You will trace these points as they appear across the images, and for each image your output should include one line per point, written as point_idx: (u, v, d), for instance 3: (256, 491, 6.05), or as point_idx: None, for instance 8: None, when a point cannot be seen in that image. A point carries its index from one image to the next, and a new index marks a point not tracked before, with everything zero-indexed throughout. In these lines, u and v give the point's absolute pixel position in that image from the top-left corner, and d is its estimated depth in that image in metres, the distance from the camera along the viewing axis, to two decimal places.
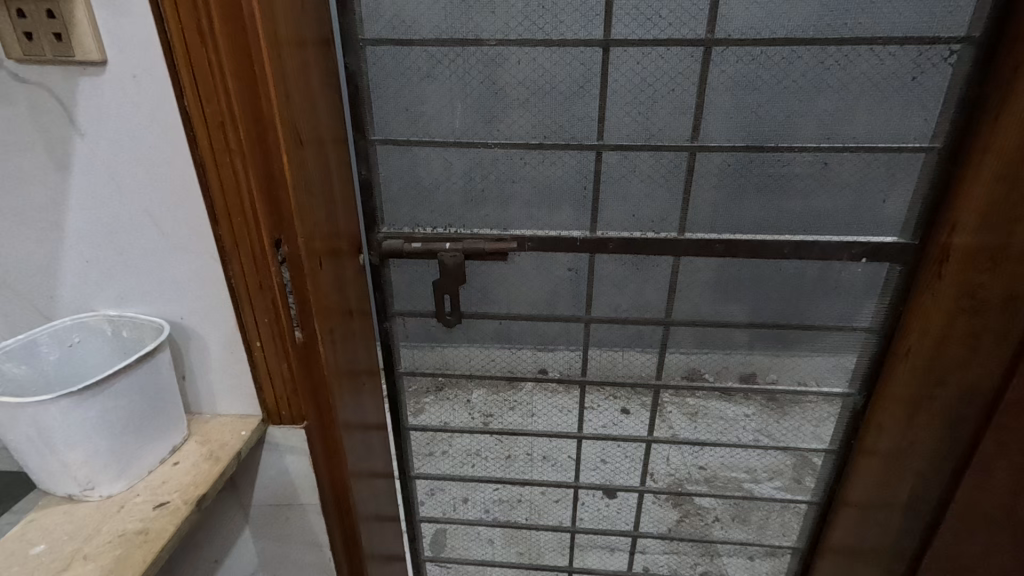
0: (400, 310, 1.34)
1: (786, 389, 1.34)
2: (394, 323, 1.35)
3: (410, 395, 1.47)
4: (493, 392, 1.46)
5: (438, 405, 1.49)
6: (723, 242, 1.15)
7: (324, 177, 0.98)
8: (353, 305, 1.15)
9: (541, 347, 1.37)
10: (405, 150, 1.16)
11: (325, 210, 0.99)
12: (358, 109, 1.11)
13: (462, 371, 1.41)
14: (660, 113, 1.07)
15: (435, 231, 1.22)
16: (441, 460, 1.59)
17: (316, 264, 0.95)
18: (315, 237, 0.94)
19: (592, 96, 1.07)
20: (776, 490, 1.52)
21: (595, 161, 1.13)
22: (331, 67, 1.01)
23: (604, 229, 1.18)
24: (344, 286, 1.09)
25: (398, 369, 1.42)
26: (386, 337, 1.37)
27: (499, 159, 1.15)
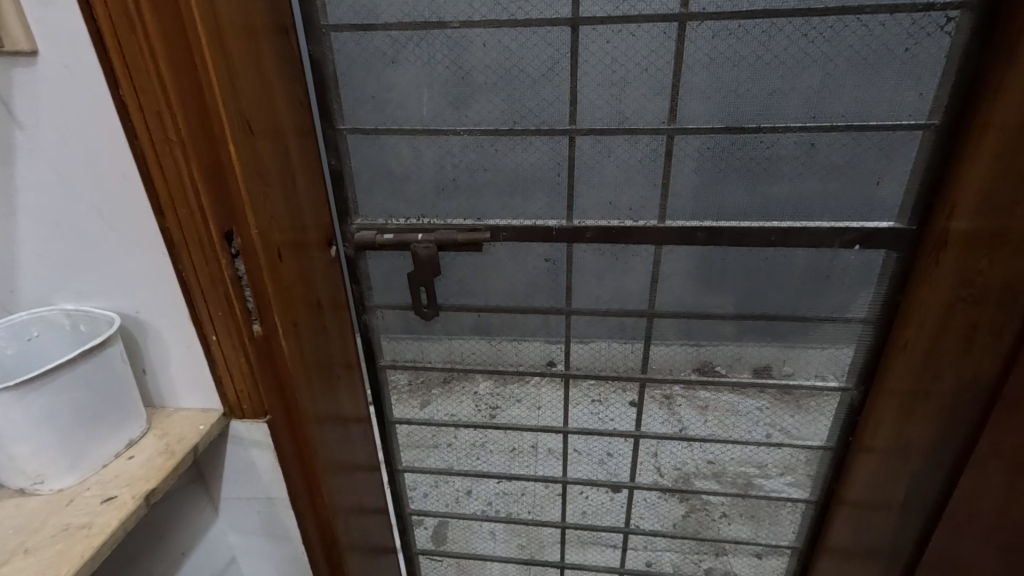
0: (379, 303, 1.32)
1: (802, 384, 1.28)
2: (373, 316, 1.34)
3: (393, 388, 1.47)
4: (476, 385, 1.44)
5: (421, 399, 1.48)
6: (703, 229, 1.10)
7: (285, 169, 0.97)
8: (323, 299, 1.13)
9: (521, 340, 1.34)
10: (374, 139, 1.13)
11: (288, 202, 0.98)
12: (324, 98, 1.09)
13: (445, 364, 1.40)
14: (634, 94, 1.02)
15: (408, 222, 1.20)
16: (428, 454, 1.59)
17: (277, 259, 0.94)
18: (274, 230, 0.93)
19: (562, 79, 1.03)
20: (787, 486, 1.45)
21: (567, 147, 1.08)
22: (292, 54, 0.99)
23: (580, 218, 1.14)
24: (312, 279, 1.08)
25: (379, 363, 1.42)
26: (365, 331, 1.36)
27: (469, 147, 1.11)
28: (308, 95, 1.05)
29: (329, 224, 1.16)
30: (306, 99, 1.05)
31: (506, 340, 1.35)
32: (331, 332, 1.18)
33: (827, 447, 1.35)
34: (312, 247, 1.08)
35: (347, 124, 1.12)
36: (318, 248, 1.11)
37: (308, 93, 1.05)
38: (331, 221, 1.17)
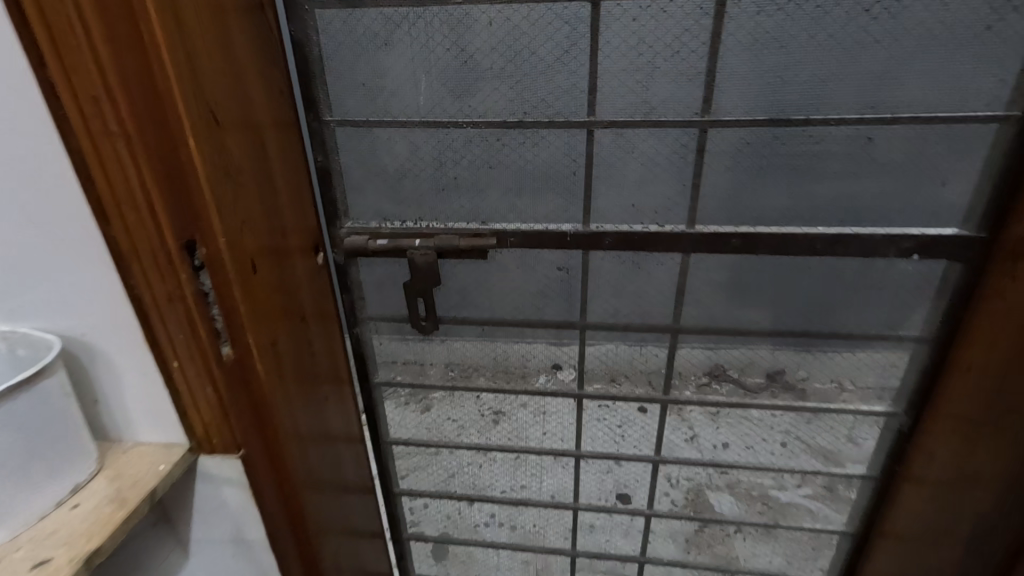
0: (371, 315, 1.20)
1: (839, 408, 1.16)
2: (366, 329, 1.22)
3: (389, 406, 1.35)
4: (478, 404, 1.31)
5: (419, 417, 1.36)
6: (738, 236, 0.96)
7: (261, 169, 0.84)
8: (308, 315, 1.01)
9: (528, 354, 1.20)
10: (365, 132, 1.00)
11: (265, 206, 0.86)
12: (308, 85, 0.96)
13: (445, 381, 1.28)
14: (663, 80, 0.88)
15: (404, 225, 1.07)
16: (426, 476, 1.46)
17: (250, 271, 0.81)
18: (247, 239, 0.80)
19: (579, 62, 0.89)
20: (804, 498, 1.31)
21: (585, 141, 0.95)
22: (270, 37, 0.87)
23: (597, 222, 1.01)
24: (294, 293, 0.96)
25: (373, 380, 1.30)
26: (357, 345, 1.24)
27: (473, 141, 0.97)
28: (290, 83, 0.93)
29: (316, 229, 1.04)
30: (288, 88, 0.92)
31: (512, 356, 1.21)
32: (317, 350, 1.06)
33: (867, 474, 1.22)
34: (295, 255, 0.96)
35: (335, 115, 0.99)
36: (302, 257, 0.99)
37: (290, 80, 0.93)
38: (318, 226, 1.05)
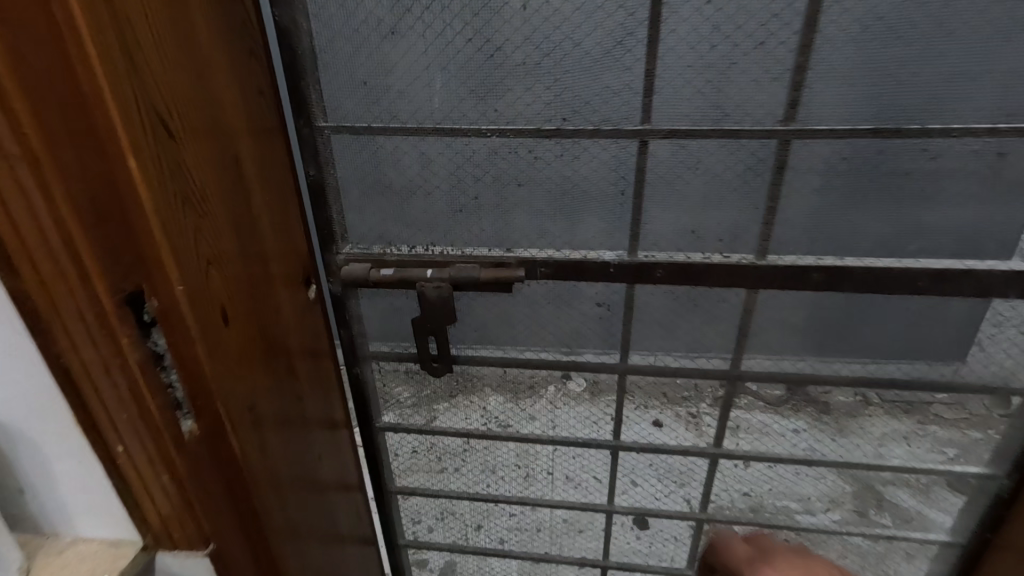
0: (373, 353, 1.03)
1: (923, 470, 0.99)
2: (367, 369, 1.04)
3: (393, 455, 1.16)
4: (495, 455, 1.12)
5: (429, 467, 1.16)
6: (821, 269, 0.79)
7: (236, 190, 0.67)
8: (296, 362, 0.84)
9: (557, 402, 1.03)
10: (365, 141, 0.82)
11: (240, 238, 0.68)
12: (297, 84, 0.78)
13: (458, 430, 1.09)
14: (740, 80, 0.70)
15: (412, 252, 0.89)
16: (436, 530, 1.26)
17: (220, 323, 0.64)
18: (216, 282, 0.63)
19: (635, 57, 0.71)
20: (837, 524, 1.09)
21: (637, 155, 0.77)
22: (247, 22, 0.69)
23: (647, 250, 0.84)
24: (278, 340, 0.79)
25: (377, 425, 1.11)
26: (357, 386, 1.06)
27: (499, 153, 0.80)
28: (274, 81, 0.75)
29: (307, 257, 0.86)
30: (272, 87, 0.75)
31: (539, 401, 1.03)
32: (307, 400, 0.89)
33: (951, 541, 1.05)
34: (279, 293, 0.79)
35: (329, 121, 0.81)
36: (289, 293, 0.81)
37: (274, 77, 0.75)
38: (310, 253, 0.87)
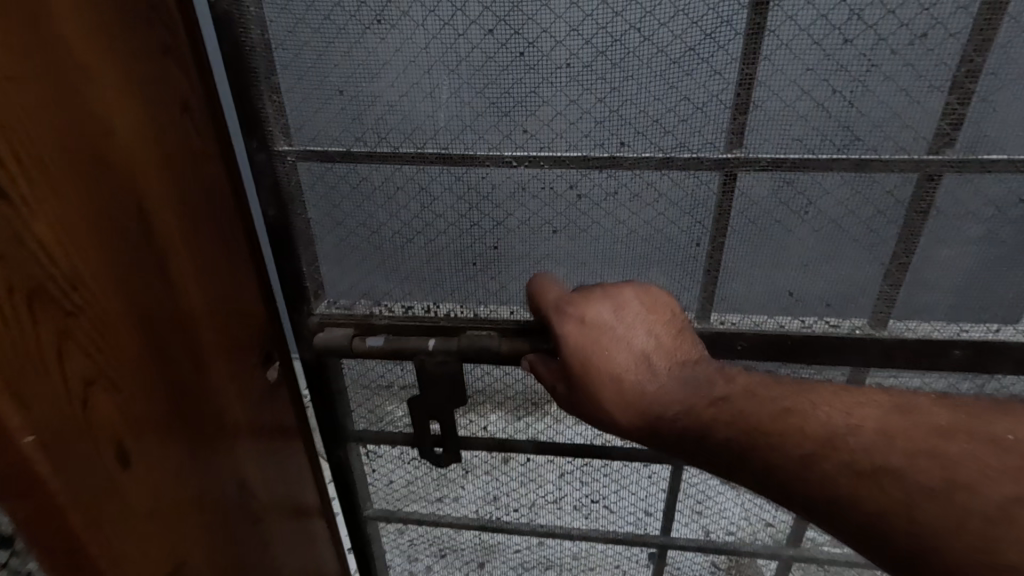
0: (359, 434, 0.80)
1: None
2: (353, 451, 0.83)
3: (384, 545, 0.95)
4: (513, 547, 0.93)
5: (431, 558, 0.96)
6: (965, 346, 0.58)
7: (135, 262, 0.45)
8: (248, 474, 0.62)
9: (594, 493, 0.84)
10: (343, 172, 0.60)
11: (150, 332, 0.46)
12: (245, 93, 0.55)
13: (467, 522, 0.88)
14: (883, 89, 0.48)
15: (408, 312, 0.67)
16: None
17: (115, 470, 0.42)
18: (102, 412, 0.41)
19: (728, 57, 0.49)
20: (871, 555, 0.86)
21: (719, 195, 0.56)
22: (160, 9, 0.47)
23: (724, 314, 0.62)
24: (220, 456, 0.56)
25: (366, 513, 0.89)
26: (341, 470, 0.84)
27: (527, 188, 0.58)
28: (213, 93, 0.53)
29: (262, 330, 0.64)
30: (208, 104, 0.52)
31: (571, 490, 0.84)
32: (266, 519, 0.67)
33: None
34: (221, 391, 0.56)
35: (293, 144, 0.59)
36: (236, 387, 0.59)
37: (214, 87, 0.53)
38: (267, 325, 0.65)
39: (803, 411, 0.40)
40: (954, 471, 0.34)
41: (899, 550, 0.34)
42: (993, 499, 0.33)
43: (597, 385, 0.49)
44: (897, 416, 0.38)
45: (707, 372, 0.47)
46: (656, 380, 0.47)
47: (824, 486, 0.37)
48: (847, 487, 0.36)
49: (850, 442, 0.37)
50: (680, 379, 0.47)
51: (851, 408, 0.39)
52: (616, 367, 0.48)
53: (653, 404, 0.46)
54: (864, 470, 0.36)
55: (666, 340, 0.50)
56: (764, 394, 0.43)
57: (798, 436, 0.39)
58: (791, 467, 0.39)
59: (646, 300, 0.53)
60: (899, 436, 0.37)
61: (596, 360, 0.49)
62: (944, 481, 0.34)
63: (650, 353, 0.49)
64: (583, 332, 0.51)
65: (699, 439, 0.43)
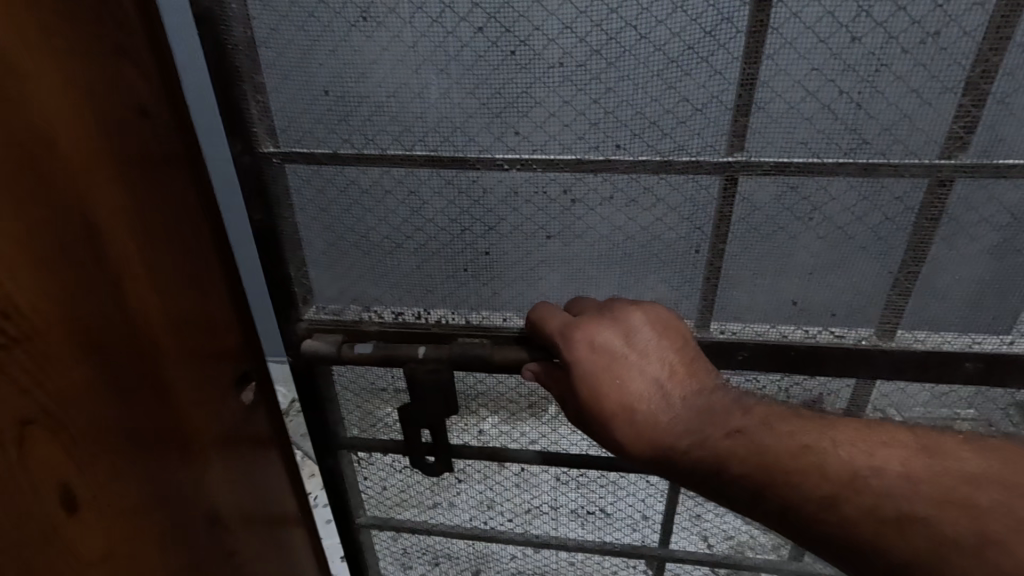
0: (350, 442, 0.79)
1: None
2: (344, 458, 0.81)
3: (378, 554, 0.93)
4: (507, 558, 0.91)
5: (424, 566, 0.94)
6: (976, 357, 0.56)
7: (93, 300, 0.44)
8: (221, 496, 0.61)
9: (590, 502, 0.82)
10: (330, 175, 0.58)
11: (110, 369, 0.46)
12: (229, 94, 0.53)
13: (460, 531, 0.86)
14: (893, 90, 0.46)
15: (399, 318, 0.65)
16: None
17: (58, 512, 0.43)
18: (46, 447, 0.42)
19: (728, 56, 0.47)
20: None
21: (719, 201, 0.53)
22: (117, 18, 0.46)
23: (724, 323, 0.60)
24: (194, 480, 0.56)
25: (358, 521, 0.88)
26: (333, 477, 0.82)
27: (520, 192, 0.55)
28: (180, 103, 0.52)
29: (244, 351, 0.63)
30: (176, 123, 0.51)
31: (567, 500, 0.82)
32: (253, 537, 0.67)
33: None
34: (195, 418, 0.56)
35: (278, 146, 0.57)
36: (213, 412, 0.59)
37: (181, 97, 0.52)
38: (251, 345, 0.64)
39: (822, 450, 0.41)
40: (983, 524, 0.35)
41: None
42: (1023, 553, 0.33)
43: (610, 415, 0.49)
44: (922, 459, 0.39)
45: (722, 402, 0.47)
46: (672, 411, 0.47)
47: (846, 529, 0.38)
48: (869, 531, 0.38)
49: (873, 484, 0.38)
50: (695, 410, 0.47)
51: (873, 448, 0.40)
52: (630, 398, 0.48)
53: (667, 434, 0.46)
54: (887, 516, 0.37)
55: (681, 371, 0.50)
56: (785, 429, 0.43)
57: (818, 476, 0.40)
58: (812, 508, 0.40)
59: (660, 330, 0.52)
60: (925, 481, 0.38)
61: (609, 391, 0.49)
62: (973, 534, 0.35)
63: (665, 384, 0.49)
64: (596, 352, 0.51)
65: (716, 472, 0.43)
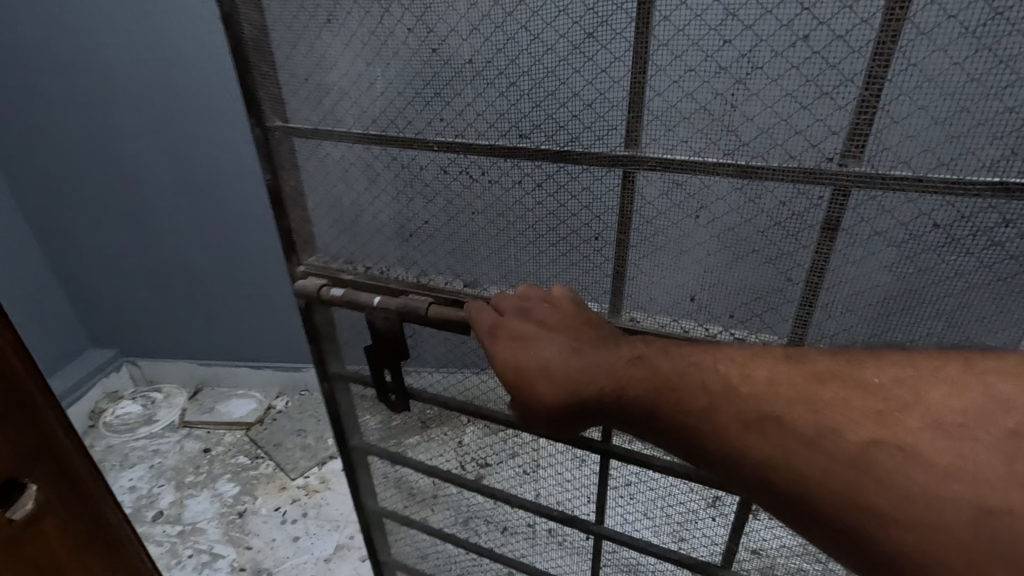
0: (342, 373, 0.95)
1: None
2: (340, 386, 0.97)
3: (372, 474, 1.08)
4: (473, 499, 1.01)
5: (408, 493, 1.07)
6: None
7: None
8: None
9: (534, 467, 0.89)
10: (315, 147, 0.72)
11: None
12: (245, 78, 0.69)
13: (429, 469, 0.97)
14: (766, 92, 0.47)
15: (368, 272, 0.77)
16: (421, 555, 1.17)
17: None
18: None
19: (610, 55, 0.51)
20: None
21: (620, 194, 0.57)
22: None
23: (633, 312, 0.63)
24: None
25: (353, 442, 1.03)
26: (332, 399, 0.98)
27: (446, 171, 0.65)
28: None
29: None
30: None
31: (515, 459, 0.89)
32: None
33: None
34: None
35: (284, 123, 0.71)
36: None
37: None
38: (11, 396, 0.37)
39: (704, 364, 0.39)
40: (827, 416, 0.32)
41: (779, 493, 0.33)
42: (854, 441, 0.30)
43: (531, 377, 0.50)
44: (785, 367, 0.36)
45: (629, 342, 0.46)
46: (581, 358, 0.48)
47: (719, 441, 0.36)
48: (739, 438, 0.35)
49: (743, 391, 0.36)
50: (599, 351, 0.48)
51: (748, 361, 0.38)
52: (544, 359, 0.50)
53: (576, 381, 0.47)
54: (750, 420, 0.34)
55: (590, 328, 0.52)
56: (679, 353, 0.42)
57: (702, 391, 0.38)
58: (693, 428, 0.37)
59: (569, 310, 0.55)
60: (785, 384, 0.35)
61: (530, 357, 0.51)
62: (818, 427, 0.32)
63: (574, 340, 0.50)
64: (514, 338, 0.54)
65: (617, 398, 0.43)
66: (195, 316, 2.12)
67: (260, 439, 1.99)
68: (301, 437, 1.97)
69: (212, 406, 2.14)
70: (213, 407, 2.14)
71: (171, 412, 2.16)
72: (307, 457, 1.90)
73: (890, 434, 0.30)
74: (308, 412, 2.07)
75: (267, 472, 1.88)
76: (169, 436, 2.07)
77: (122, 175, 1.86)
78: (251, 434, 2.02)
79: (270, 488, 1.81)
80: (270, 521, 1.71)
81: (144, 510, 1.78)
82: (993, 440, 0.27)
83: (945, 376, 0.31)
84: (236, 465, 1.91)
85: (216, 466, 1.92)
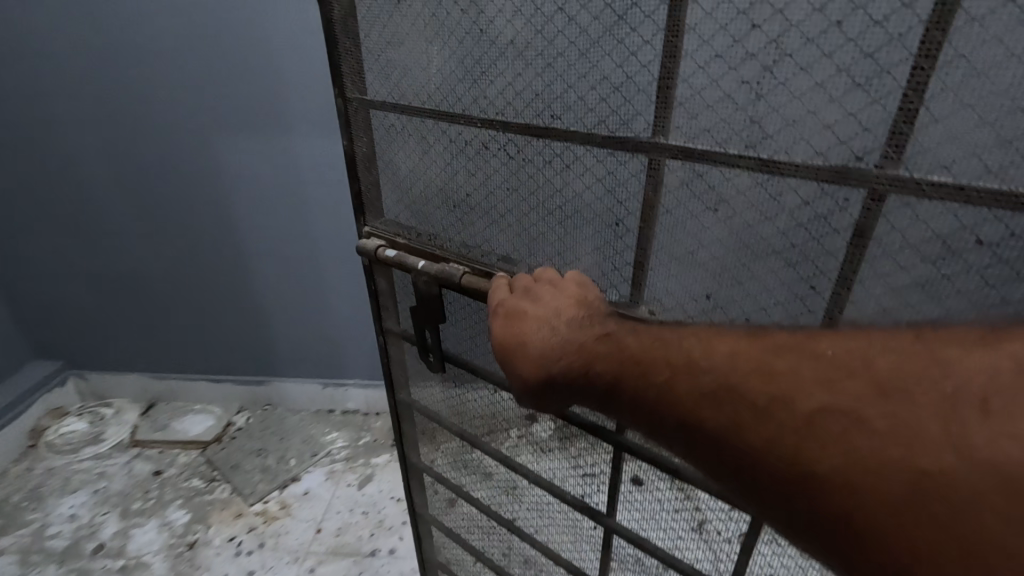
0: (395, 329, 0.93)
1: None
2: (392, 336, 0.94)
3: (413, 428, 1.03)
4: (495, 469, 0.92)
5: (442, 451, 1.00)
6: None
7: None
8: None
9: (551, 443, 0.81)
10: (381, 119, 0.73)
11: None
12: (333, 53, 0.72)
13: (459, 426, 0.91)
14: (795, 81, 0.46)
15: (423, 235, 0.76)
16: (449, 524, 1.08)
17: None
18: None
19: (641, 38, 0.51)
20: None
21: (646, 181, 0.57)
22: None
23: (650, 304, 0.61)
24: None
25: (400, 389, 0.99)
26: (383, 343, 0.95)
27: (488, 148, 0.65)
28: None
29: None
30: None
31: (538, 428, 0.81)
32: None
33: None
34: None
35: (361, 95, 0.73)
36: None
37: None
38: None
39: (667, 342, 0.44)
40: (774, 385, 0.36)
41: (734, 456, 0.38)
42: (803, 407, 0.35)
43: (508, 348, 0.54)
44: (746, 342, 0.40)
45: (600, 319, 0.51)
46: (552, 330, 0.51)
47: (693, 409, 0.40)
48: (694, 404, 0.40)
49: (701, 363, 0.41)
50: (572, 325, 0.51)
51: (715, 341, 0.41)
52: (522, 331, 0.53)
53: (542, 351, 0.51)
54: (718, 388, 0.39)
55: (568, 301, 0.54)
56: (646, 332, 0.47)
57: (665, 363, 0.43)
58: (653, 398, 0.43)
59: (550, 284, 0.57)
60: (743, 356, 0.39)
61: (505, 333, 0.54)
62: (766, 396, 0.36)
63: (553, 312, 0.53)
64: (498, 317, 0.56)
65: (585, 373, 0.48)
66: (163, 321, 1.99)
67: (218, 461, 1.86)
68: (260, 457, 1.86)
69: (166, 424, 2.01)
70: (169, 424, 2.01)
71: (121, 430, 2.01)
72: (266, 479, 1.78)
73: (839, 401, 0.33)
74: (270, 430, 1.96)
75: (223, 497, 1.73)
76: (118, 458, 1.91)
77: (85, 173, 1.76)
78: (208, 454, 1.89)
79: (224, 515, 1.67)
80: (223, 552, 1.56)
81: (84, 542, 1.62)
82: (917, 401, 0.31)
83: (887, 347, 0.34)
84: (190, 489, 1.77)
85: (167, 491, 1.77)
